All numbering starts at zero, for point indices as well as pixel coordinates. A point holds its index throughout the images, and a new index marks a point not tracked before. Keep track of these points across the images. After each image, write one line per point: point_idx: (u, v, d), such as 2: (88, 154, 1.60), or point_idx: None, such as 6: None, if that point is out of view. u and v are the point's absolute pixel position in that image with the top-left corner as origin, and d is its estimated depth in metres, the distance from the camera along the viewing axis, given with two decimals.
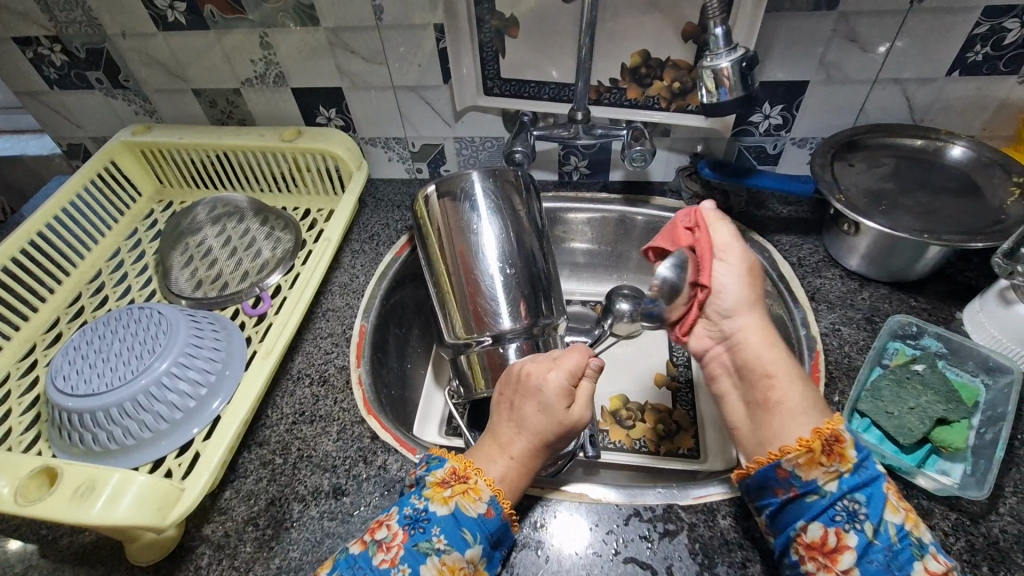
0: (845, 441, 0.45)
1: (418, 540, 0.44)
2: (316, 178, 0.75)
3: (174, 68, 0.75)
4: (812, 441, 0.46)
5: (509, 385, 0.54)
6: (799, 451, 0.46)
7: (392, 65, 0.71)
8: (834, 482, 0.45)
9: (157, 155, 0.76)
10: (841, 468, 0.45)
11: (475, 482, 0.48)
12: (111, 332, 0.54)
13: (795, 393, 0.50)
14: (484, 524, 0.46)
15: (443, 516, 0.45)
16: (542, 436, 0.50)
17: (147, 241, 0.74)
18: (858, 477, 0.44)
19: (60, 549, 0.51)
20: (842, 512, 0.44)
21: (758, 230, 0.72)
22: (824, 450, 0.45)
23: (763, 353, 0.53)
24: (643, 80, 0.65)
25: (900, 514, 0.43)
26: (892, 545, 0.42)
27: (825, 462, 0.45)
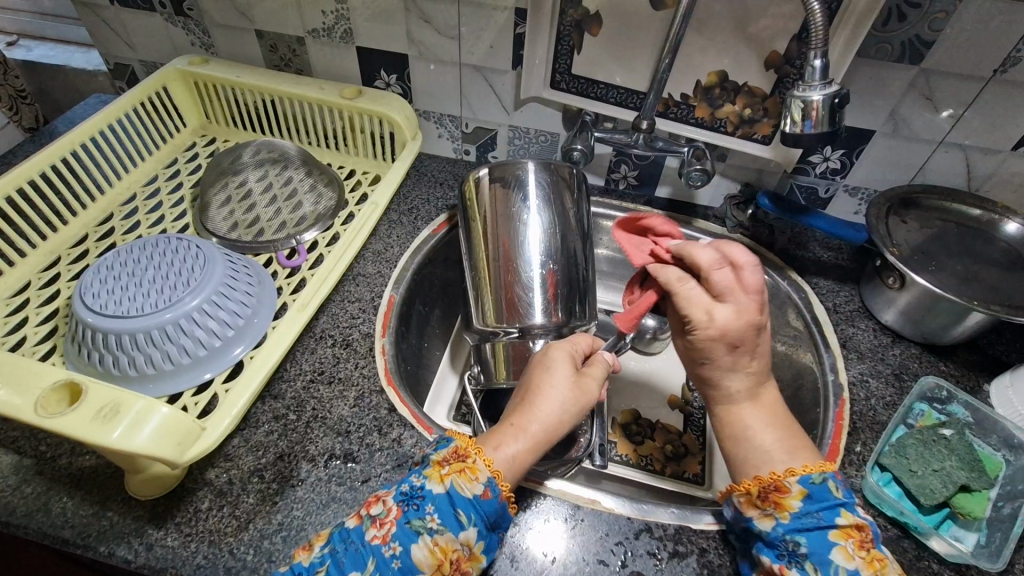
0: (789, 490, 0.44)
1: (411, 517, 0.42)
2: (366, 141, 0.74)
3: (242, 6, 0.74)
4: (749, 484, 0.46)
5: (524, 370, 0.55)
6: (741, 491, 0.46)
7: (463, 41, 0.70)
8: (769, 523, 0.44)
9: (209, 89, 0.75)
10: (777, 513, 0.44)
11: (474, 461, 0.45)
12: (146, 258, 0.53)
13: (772, 444, 0.47)
14: (479, 506, 0.43)
15: (438, 494, 0.43)
16: (550, 407, 0.49)
17: (185, 173, 0.72)
18: (800, 522, 0.43)
19: (58, 469, 0.50)
20: (786, 551, 0.42)
21: (797, 269, 0.72)
22: (760, 493, 0.45)
23: (736, 404, 0.50)
24: (714, 101, 0.65)
25: (854, 560, 0.41)
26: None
27: (761, 505, 0.45)
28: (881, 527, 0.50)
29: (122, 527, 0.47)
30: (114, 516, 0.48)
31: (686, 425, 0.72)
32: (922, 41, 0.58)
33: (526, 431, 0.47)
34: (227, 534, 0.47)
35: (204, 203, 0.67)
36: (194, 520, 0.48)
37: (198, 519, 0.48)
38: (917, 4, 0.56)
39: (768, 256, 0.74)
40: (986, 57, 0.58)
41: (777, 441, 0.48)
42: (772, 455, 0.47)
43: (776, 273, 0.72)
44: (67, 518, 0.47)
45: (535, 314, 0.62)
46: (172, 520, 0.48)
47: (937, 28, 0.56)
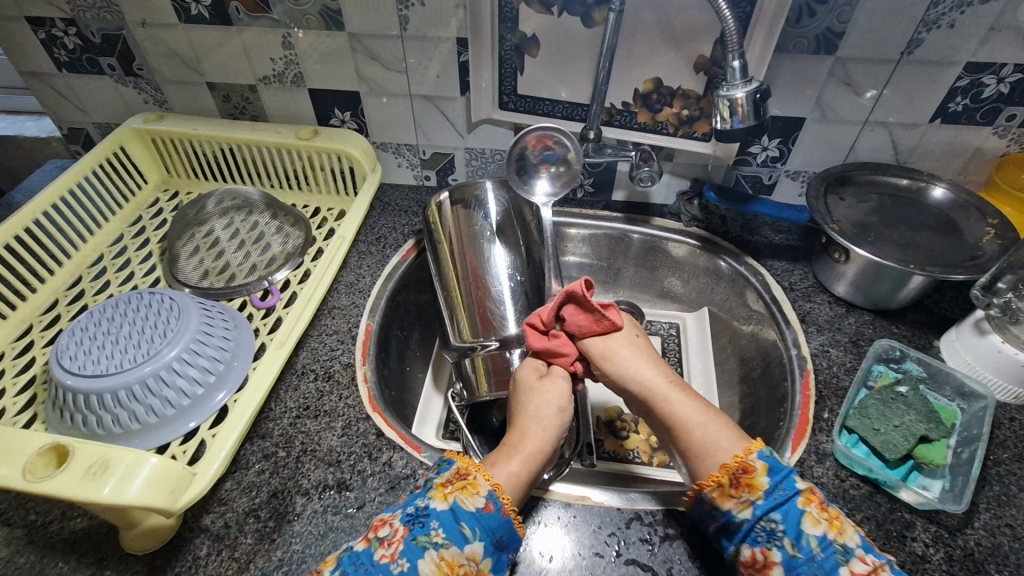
0: (753, 469, 0.47)
1: (417, 534, 0.44)
2: (328, 178, 0.76)
3: (191, 60, 0.76)
4: (718, 476, 0.48)
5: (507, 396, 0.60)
6: (712, 485, 0.48)
7: (412, 73, 0.72)
8: (746, 510, 0.47)
9: (167, 143, 0.76)
10: (751, 497, 0.47)
11: (474, 477, 0.48)
12: (121, 315, 0.54)
13: (694, 420, 0.52)
14: (482, 519, 0.46)
15: (442, 511, 0.46)
16: (535, 427, 0.54)
17: (150, 229, 0.73)
18: (773, 499, 0.46)
19: (50, 535, 0.50)
20: (763, 533, 0.46)
21: (752, 254, 0.76)
22: (731, 483, 0.47)
23: (682, 408, 0.53)
24: (653, 106, 0.68)
25: (821, 526, 0.44)
26: (816, 556, 0.44)
27: (735, 493, 0.47)
28: (854, 485, 0.53)
29: None
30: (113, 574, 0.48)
31: None
32: (834, 33, 0.63)
33: (519, 448, 0.52)
34: None
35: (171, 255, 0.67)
36: (194, 567, 0.48)
37: (198, 566, 0.48)
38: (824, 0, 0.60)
39: (723, 244, 0.78)
40: (893, 41, 0.63)
41: (695, 413, 0.53)
42: (719, 442, 0.50)
43: (734, 260, 0.76)
44: None
45: (507, 328, 0.64)
46: (172, 570, 0.48)
47: (845, 19, 0.61)
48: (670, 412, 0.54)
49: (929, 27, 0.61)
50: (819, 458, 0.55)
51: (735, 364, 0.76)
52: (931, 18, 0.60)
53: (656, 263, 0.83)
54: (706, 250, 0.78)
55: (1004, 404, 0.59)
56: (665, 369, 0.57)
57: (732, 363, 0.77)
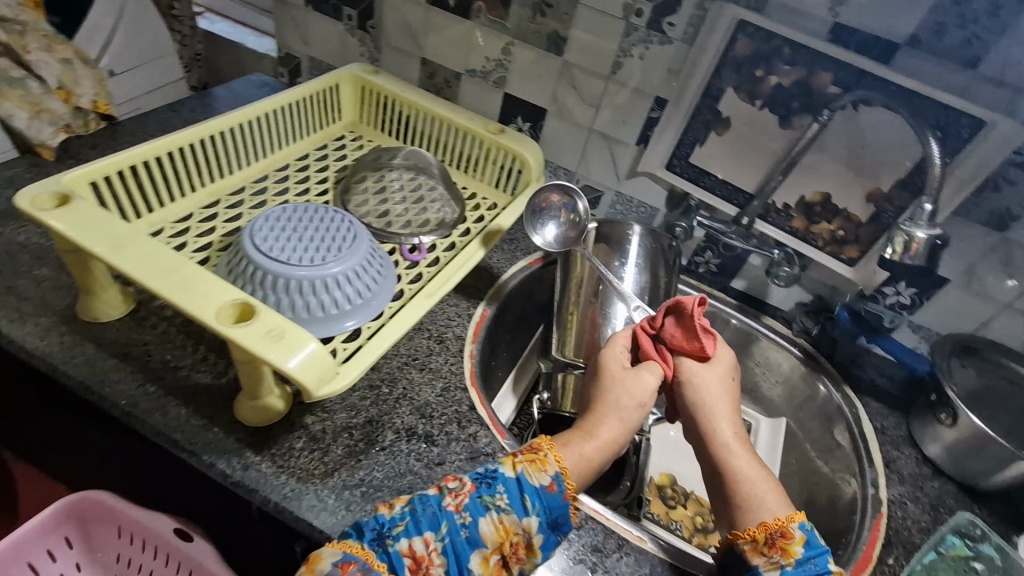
0: (790, 536, 0.46)
1: (483, 493, 0.47)
2: (494, 172, 0.82)
3: (418, 35, 0.86)
4: (755, 532, 0.48)
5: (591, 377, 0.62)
6: (746, 538, 0.48)
7: (601, 110, 0.79)
8: (773, 571, 0.46)
9: (372, 95, 0.85)
10: (783, 561, 0.46)
11: (545, 455, 0.50)
12: (309, 219, 0.61)
13: (748, 474, 0.52)
14: (545, 497, 0.48)
15: (510, 477, 0.48)
16: (615, 419, 0.55)
17: (331, 158, 0.81)
18: (802, 571, 0.45)
19: (178, 378, 0.57)
20: None
21: (852, 386, 0.77)
22: (766, 540, 0.47)
23: (735, 456, 0.53)
24: (812, 217, 0.72)
25: None
26: None
27: (767, 552, 0.47)
28: None
29: (224, 443, 0.53)
30: (220, 432, 0.54)
31: None
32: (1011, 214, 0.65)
33: (594, 435, 0.53)
34: (315, 475, 0.52)
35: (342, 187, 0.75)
36: (287, 455, 0.53)
37: (291, 455, 0.53)
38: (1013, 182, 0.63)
39: (826, 366, 0.79)
40: None
41: (754, 470, 0.52)
42: (765, 501, 0.50)
43: (832, 385, 0.77)
44: (180, 422, 0.54)
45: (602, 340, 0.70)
46: (268, 450, 0.53)
47: None
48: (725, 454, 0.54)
49: None
50: None
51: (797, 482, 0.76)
52: None
53: (750, 359, 0.85)
54: (807, 365, 0.79)
55: None
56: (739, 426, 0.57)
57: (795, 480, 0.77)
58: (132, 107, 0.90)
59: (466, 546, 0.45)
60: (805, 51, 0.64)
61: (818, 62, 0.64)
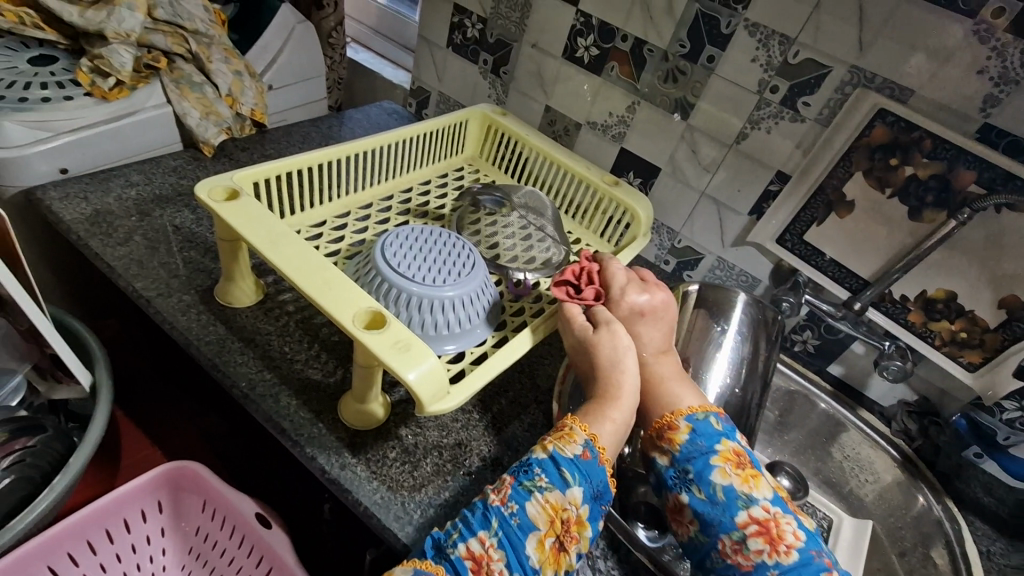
0: (677, 427, 0.53)
1: (523, 480, 0.48)
2: (601, 221, 0.84)
3: (547, 84, 0.91)
4: (654, 428, 0.54)
5: (578, 349, 0.58)
6: (648, 436, 0.55)
7: (717, 176, 0.80)
8: (666, 458, 0.52)
9: (497, 134, 0.90)
10: (671, 448, 0.52)
11: (571, 429, 0.51)
12: (435, 244, 0.64)
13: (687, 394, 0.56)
14: (581, 466, 0.49)
15: (544, 458, 0.49)
16: (626, 384, 0.54)
17: (450, 188, 0.87)
18: (688, 453, 0.51)
19: (292, 370, 0.61)
20: (678, 479, 0.51)
21: (955, 502, 0.72)
22: (658, 435, 0.54)
23: (674, 380, 0.57)
24: (933, 313, 0.69)
25: (730, 478, 0.49)
26: (720, 502, 0.48)
27: (660, 444, 0.53)
28: None
29: (326, 439, 0.56)
30: (324, 428, 0.57)
31: None
32: None
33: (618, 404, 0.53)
34: (403, 487, 0.54)
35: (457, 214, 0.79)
36: (381, 462, 0.55)
37: (384, 463, 0.55)
38: None
39: (926, 475, 0.75)
40: None
41: (690, 393, 0.56)
42: (680, 395, 0.56)
43: (932, 496, 0.73)
44: (290, 412, 0.57)
45: None
46: (364, 454, 0.56)
47: None
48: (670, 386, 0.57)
49: None
50: None
51: None
52: None
53: (840, 451, 0.81)
54: (907, 471, 0.76)
55: None
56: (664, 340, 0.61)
57: None
58: (280, 119, 1.01)
59: (519, 533, 0.45)
60: (948, 146, 0.62)
61: (962, 158, 0.62)
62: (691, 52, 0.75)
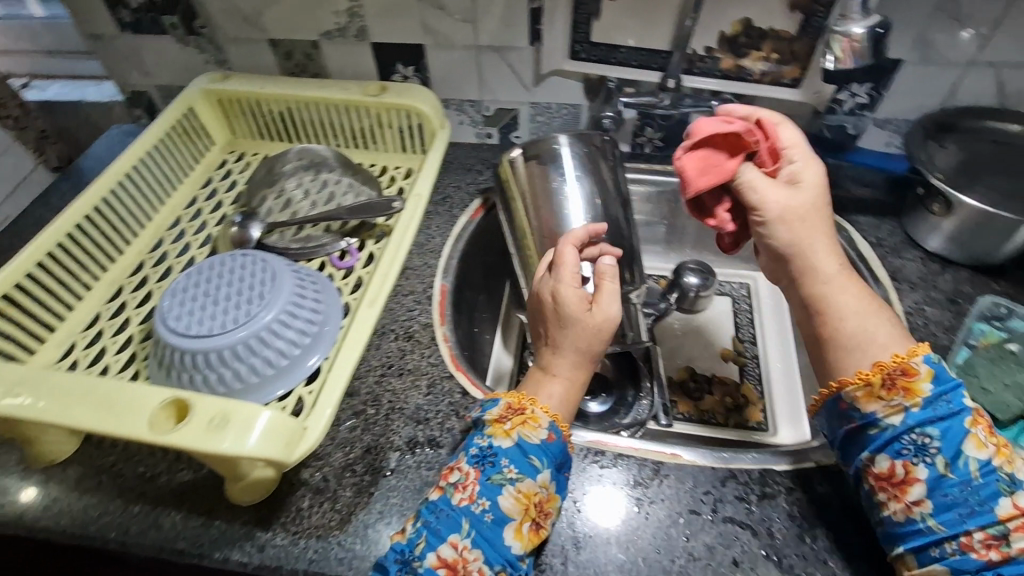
0: (915, 373, 0.44)
1: (490, 473, 0.46)
2: (394, 136, 0.73)
3: (253, 16, 0.74)
4: (869, 376, 0.45)
5: (546, 313, 0.55)
6: (859, 384, 0.46)
7: (480, 22, 0.70)
8: (898, 417, 0.44)
9: (234, 104, 0.74)
10: (907, 402, 0.44)
11: (532, 412, 0.49)
12: (217, 276, 0.53)
13: (852, 309, 0.48)
14: (549, 449, 0.47)
15: (509, 448, 0.47)
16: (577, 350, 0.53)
17: (222, 191, 0.73)
18: (931, 411, 0.43)
19: (160, 486, 0.53)
20: (910, 447, 0.43)
21: (836, 210, 0.73)
22: (884, 384, 0.45)
23: (839, 293, 0.49)
24: (740, 51, 0.64)
25: (987, 450, 0.41)
26: (973, 481, 0.41)
27: (885, 396, 0.44)
28: None
29: (231, 533, 0.50)
30: (222, 524, 0.50)
31: (742, 375, 0.74)
32: None
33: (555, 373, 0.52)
34: (333, 527, 0.49)
35: (253, 238, 0.63)
36: (298, 519, 0.50)
37: (302, 517, 0.50)
38: None
39: None
40: None
41: (855, 302, 0.49)
42: (876, 336, 0.47)
43: None
44: (179, 531, 0.50)
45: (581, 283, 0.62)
46: (277, 521, 0.50)
47: None
48: (823, 292, 0.50)
49: None
50: None
51: None
52: None
53: None
54: None
55: None
56: (837, 254, 0.51)
57: None
58: None
59: (495, 528, 0.44)
60: None
61: None
62: None
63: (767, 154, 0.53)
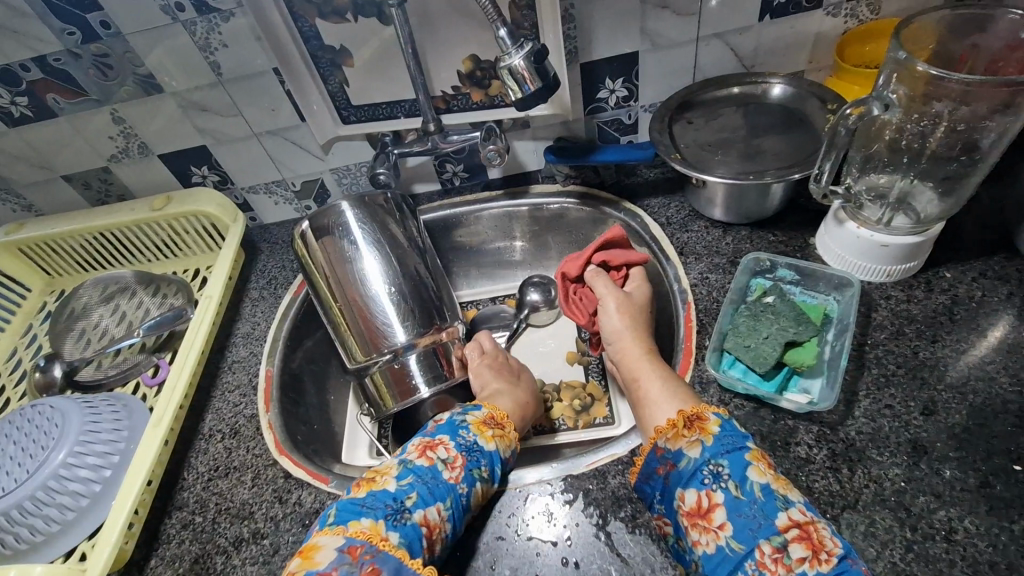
0: (706, 418, 0.47)
1: (474, 465, 0.51)
2: (196, 239, 0.76)
3: (36, 159, 0.76)
4: (674, 420, 0.48)
5: (487, 356, 0.69)
6: (666, 430, 0.48)
7: (246, 113, 0.72)
8: (696, 450, 0.46)
9: (36, 248, 0.76)
10: (701, 438, 0.46)
11: (507, 429, 0.57)
12: (4, 437, 0.54)
13: (662, 387, 0.52)
14: (501, 465, 0.54)
15: (490, 451, 0.53)
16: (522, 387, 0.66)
17: (43, 335, 0.73)
18: (720, 445, 0.45)
19: None
20: (708, 476, 0.44)
21: (630, 198, 0.77)
22: (685, 425, 0.48)
23: (638, 362, 0.56)
24: (483, 82, 0.68)
25: (766, 476, 0.43)
26: (758, 499, 0.42)
27: (687, 434, 0.47)
28: (738, 406, 0.54)
29: None
30: None
31: (588, 374, 0.76)
32: None
33: (505, 391, 0.63)
34: None
35: (57, 379, 0.65)
36: None
37: None
38: None
39: (602, 195, 0.79)
40: None
41: (665, 390, 0.52)
42: (673, 400, 0.51)
43: (614, 208, 0.77)
44: None
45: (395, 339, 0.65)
46: None
47: None
48: (646, 379, 0.54)
49: None
50: (704, 388, 0.56)
51: None
52: None
53: (550, 229, 0.84)
54: (588, 204, 0.79)
55: (880, 286, 0.59)
56: (642, 340, 0.58)
57: None
58: None
59: (456, 513, 0.48)
60: None
61: None
62: (85, 32, 0.64)
63: (618, 258, 0.62)
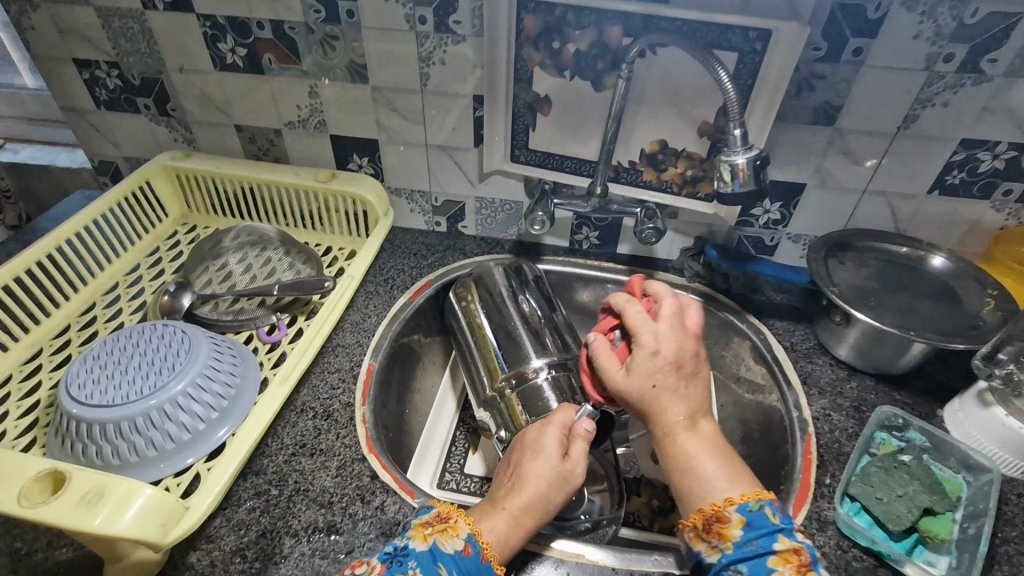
0: (726, 520, 0.46)
1: (394, 571, 0.43)
2: (341, 220, 0.78)
3: (221, 103, 0.80)
4: (693, 518, 0.47)
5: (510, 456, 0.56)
6: (687, 526, 0.48)
7: (429, 125, 0.77)
8: (715, 555, 0.46)
9: (191, 181, 0.79)
10: (720, 545, 0.46)
11: (455, 521, 0.47)
12: (133, 345, 0.54)
13: (713, 468, 0.49)
14: (461, 562, 0.45)
15: (421, 551, 0.45)
16: (534, 488, 0.51)
17: (167, 261, 0.75)
18: (740, 551, 0.45)
19: (33, 565, 0.49)
20: None
21: (753, 312, 0.76)
22: (703, 526, 0.47)
23: (683, 439, 0.50)
24: (659, 166, 0.71)
25: None
26: None
27: (706, 538, 0.46)
28: (856, 557, 0.52)
29: None
30: None
31: None
32: (833, 106, 0.65)
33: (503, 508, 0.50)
34: None
35: (182, 307, 0.66)
36: None
37: None
38: (823, 76, 0.63)
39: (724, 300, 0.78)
40: (889, 116, 0.65)
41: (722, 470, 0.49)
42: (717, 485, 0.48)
43: (736, 316, 0.76)
44: None
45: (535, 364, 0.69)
46: None
47: (843, 94, 0.64)
48: (695, 453, 0.50)
49: (923, 104, 0.64)
50: (821, 526, 0.54)
51: (736, 426, 0.74)
52: (926, 96, 0.63)
53: None
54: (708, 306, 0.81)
55: (1011, 480, 0.58)
56: (679, 406, 0.52)
57: (733, 424, 0.74)
58: None
59: None
60: (586, 10, 0.63)
61: (603, 18, 0.63)
62: (328, 14, 0.69)
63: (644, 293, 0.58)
